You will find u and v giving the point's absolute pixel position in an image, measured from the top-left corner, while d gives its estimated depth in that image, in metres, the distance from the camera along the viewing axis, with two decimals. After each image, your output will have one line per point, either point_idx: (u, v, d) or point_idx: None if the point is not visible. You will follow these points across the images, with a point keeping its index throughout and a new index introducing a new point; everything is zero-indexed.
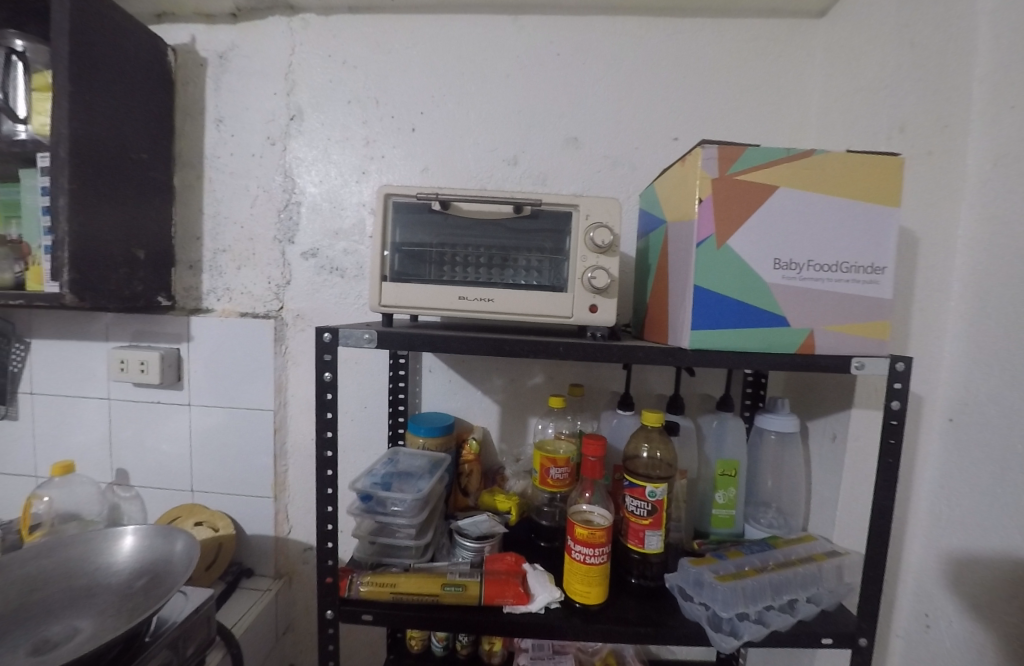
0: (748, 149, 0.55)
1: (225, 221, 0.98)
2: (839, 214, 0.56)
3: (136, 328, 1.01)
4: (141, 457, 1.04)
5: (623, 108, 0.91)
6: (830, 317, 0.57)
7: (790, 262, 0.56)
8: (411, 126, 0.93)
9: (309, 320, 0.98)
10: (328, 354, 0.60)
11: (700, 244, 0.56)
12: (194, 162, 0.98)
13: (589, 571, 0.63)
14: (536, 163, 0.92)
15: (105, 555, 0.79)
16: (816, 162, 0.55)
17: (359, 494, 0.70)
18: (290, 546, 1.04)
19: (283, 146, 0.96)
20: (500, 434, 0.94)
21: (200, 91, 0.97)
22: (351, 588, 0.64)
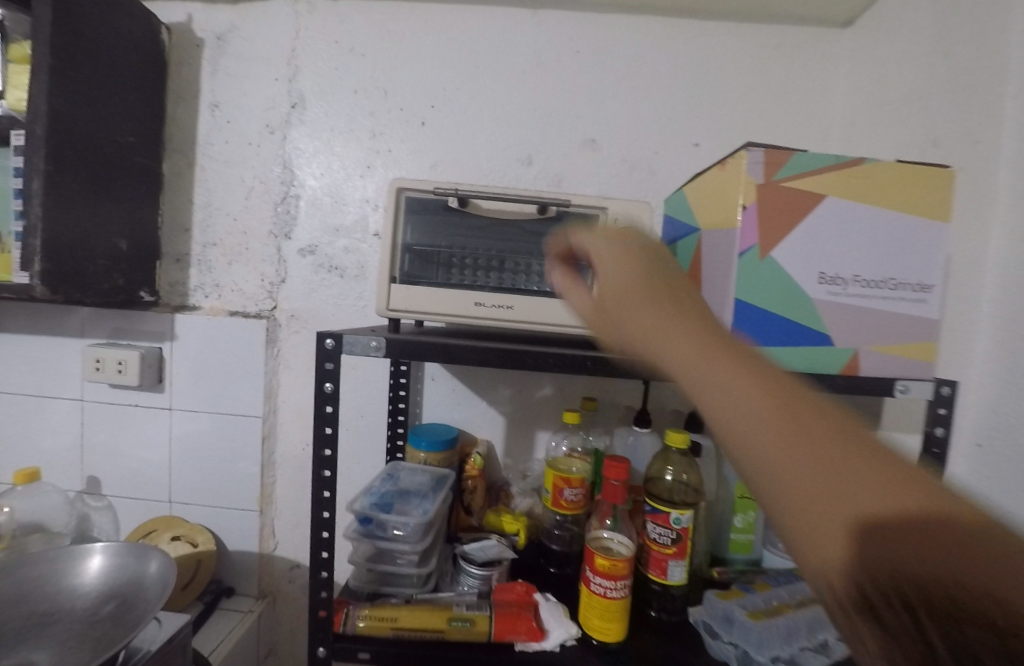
0: (796, 154, 0.50)
1: (216, 212, 0.92)
2: (888, 227, 0.52)
3: (115, 325, 0.93)
4: (116, 464, 0.96)
5: (645, 109, 0.87)
6: (876, 336, 0.53)
7: (835, 276, 0.52)
8: (421, 120, 0.87)
9: (305, 321, 0.92)
10: (330, 362, 0.54)
11: (742, 254, 0.51)
12: (186, 148, 0.91)
13: (608, 606, 0.58)
14: (552, 164, 0.87)
15: (69, 576, 0.72)
16: (868, 170, 0.51)
17: (357, 516, 0.64)
18: (274, 563, 0.97)
19: (282, 135, 0.89)
20: (505, 448, 0.89)
21: (195, 74, 0.90)
22: (346, 622, 0.58)
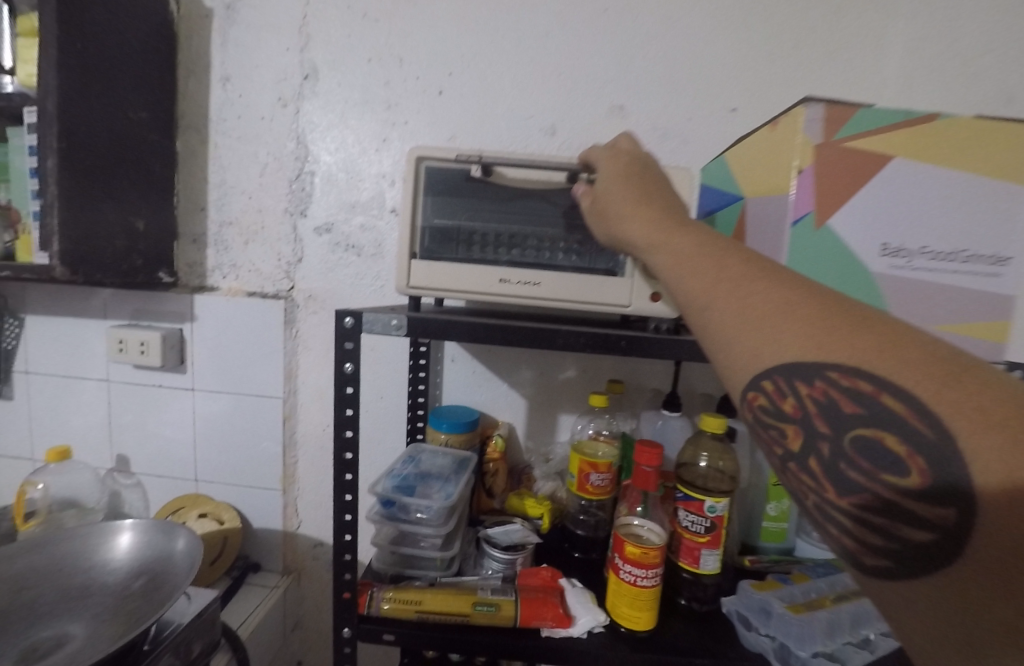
0: (860, 110, 0.46)
1: (231, 191, 0.90)
2: (960, 193, 0.47)
3: (136, 306, 0.93)
4: (143, 443, 0.98)
5: (677, 71, 0.80)
6: (942, 315, 0.48)
7: (899, 248, 0.47)
8: (438, 89, 0.83)
9: (323, 301, 0.90)
10: (349, 341, 0.52)
11: (795, 223, 0.47)
12: (199, 125, 0.89)
13: (639, 594, 0.56)
14: (576, 134, 0.82)
15: (100, 552, 0.73)
16: (940, 129, 0.46)
17: (380, 499, 0.63)
18: (298, 541, 0.98)
19: (295, 108, 0.86)
20: (527, 431, 0.87)
21: (205, 46, 0.87)
22: (371, 605, 0.57)
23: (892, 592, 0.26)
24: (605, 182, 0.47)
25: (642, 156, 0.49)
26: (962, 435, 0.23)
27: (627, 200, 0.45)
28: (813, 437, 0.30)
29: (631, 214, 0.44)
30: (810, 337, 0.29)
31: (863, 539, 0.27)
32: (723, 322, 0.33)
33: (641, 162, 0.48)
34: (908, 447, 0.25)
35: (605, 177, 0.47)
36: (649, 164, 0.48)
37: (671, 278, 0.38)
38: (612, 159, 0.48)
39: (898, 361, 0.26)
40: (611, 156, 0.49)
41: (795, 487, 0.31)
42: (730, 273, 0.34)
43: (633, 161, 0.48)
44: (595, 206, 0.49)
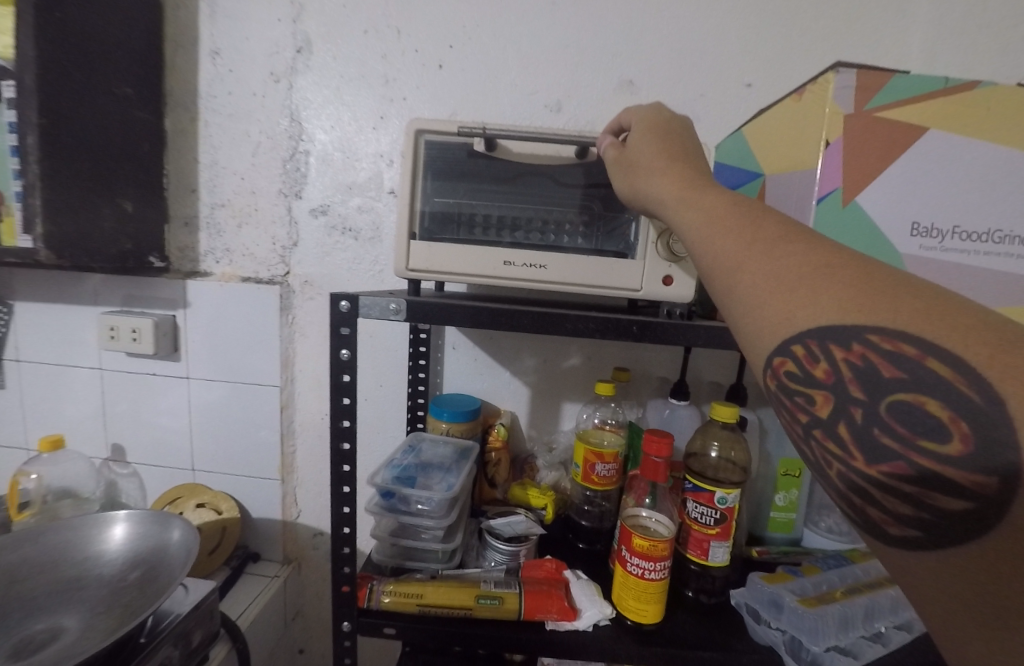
0: (896, 76, 0.43)
1: (223, 172, 0.86)
2: (1001, 167, 0.43)
3: (128, 292, 0.90)
4: (138, 433, 0.96)
5: (690, 43, 0.76)
6: (973, 299, 0.46)
7: (930, 227, 0.44)
8: (438, 63, 0.79)
9: (320, 286, 0.88)
10: (346, 327, 0.49)
11: (821, 200, 0.44)
12: (188, 102, 0.85)
13: (646, 587, 0.54)
14: (583, 111, 0.79)
15: (93, 543, 0.72)
16: (981, 98, 0.43)
17: (380, 490, 0.61)
18: (298, 531, 0.97)
19: (288, 84, 0.82)
20: (530, 419, 0.85)
21: (192, 17, 0.83)
22: (371, 598, 0.56)
23: (923, 571, 0.23)
24: (640, 141, 0.45)
25: (680, 120, 0.46)
26: (1020, 401, 0.20)
27: (659, 158, 0.42)
28: (844, 403, 0.26)
29: (662, 172, 0.41)
30: (852, 298, 0.26)
31: (890, 512, 0.24)
32: (753, 279, 0.30)
33: (680, 126, 0.45)
34: (952, 412, 0.22)
35: (640, 136, 0.45)
36: (687, 129, 0.46)
37: (697, 236, 0.35)
38: (650, 121, 0.46)
39: (948, 324, 0.23)
40: (650, 118, 0.46)
41: (816, 459, 0.27)
42: (766, 232, 0.31)
43: (671, 124, 0.45)
44: (621, 165, 0.46)
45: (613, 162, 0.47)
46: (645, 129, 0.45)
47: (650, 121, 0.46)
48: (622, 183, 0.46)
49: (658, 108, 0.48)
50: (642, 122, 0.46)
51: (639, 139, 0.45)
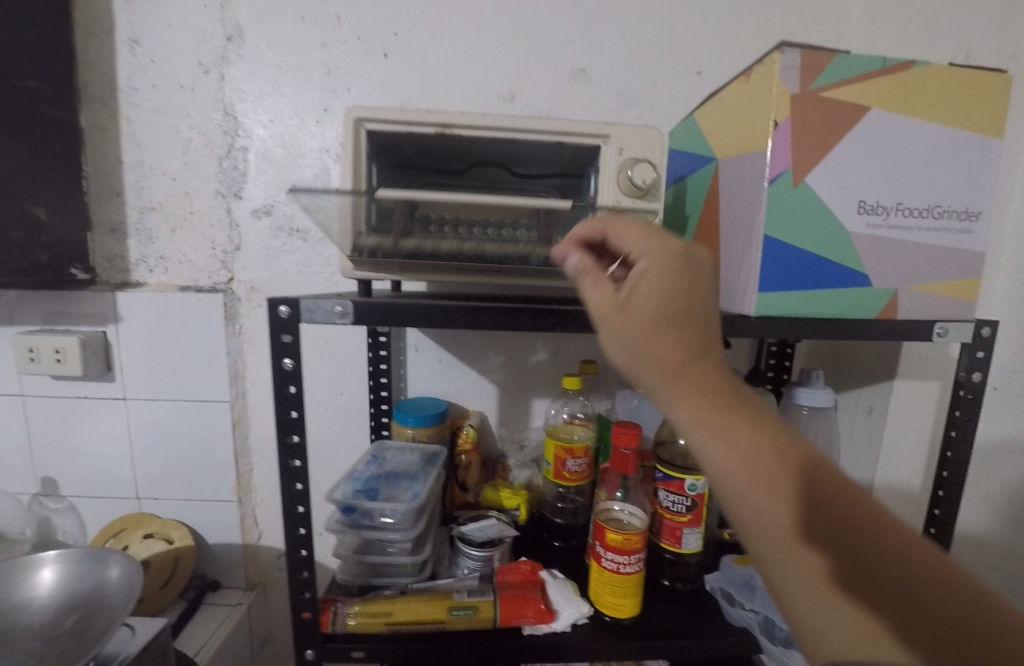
0: (837, 56, 0.43)
1: (151, 172, 0.79)
2: (936, 144, 0.45)
3: (48, 308, 0.82)
4: (71, 462, 0.87)
5: (640, 29, 0.75)
6: (917, 274, 0.47)
7: (876, 205, 0.45)
8: (382, 51, 0.75)
9: (267, 292, 0.82)
10: (287, 334, 0.45)
11: (773, 181, 0.44)
12: (106, 96, 0.77)
13: (622, 582, 0.53)
14: (536, 99, 0.77)
15: (18, 590, 0.64)
16: (916, 77, 0.44)
17: (339, 506, 0.57)
18: (260, 553, 0.91)
19: (219, 75, 0.76)
20: (499, 418, 0.83)
21: (105, 2, 0.75)
22: (335, 622, 0.52)
23: None
24: (646, 312, 0.33)
25: (698, 267, 0.34)
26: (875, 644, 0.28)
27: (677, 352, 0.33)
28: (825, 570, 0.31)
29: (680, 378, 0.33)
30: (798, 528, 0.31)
31: None
32: (819, 560, 0.29)
33: (698, 282, 0.34)
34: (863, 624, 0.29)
35: (648, 304, 0.33)
36: (690, 263, 0.34)
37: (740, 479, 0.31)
38: (659, 276, 0.34)
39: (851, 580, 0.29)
40: (657, 267, 0.34)
41: None
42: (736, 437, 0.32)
43: (690, 282, 0.34)
44: (624, 337, 0.34)
45: (602, 317, 0.35)
46: (655, 294, 0.33)
47: (659, 277, 0.33)
48: (621, 358, 0.35)
49: (663, 244, 0.35)
50: (646, 274, 0.34)
51: (647, 310, 0.33)
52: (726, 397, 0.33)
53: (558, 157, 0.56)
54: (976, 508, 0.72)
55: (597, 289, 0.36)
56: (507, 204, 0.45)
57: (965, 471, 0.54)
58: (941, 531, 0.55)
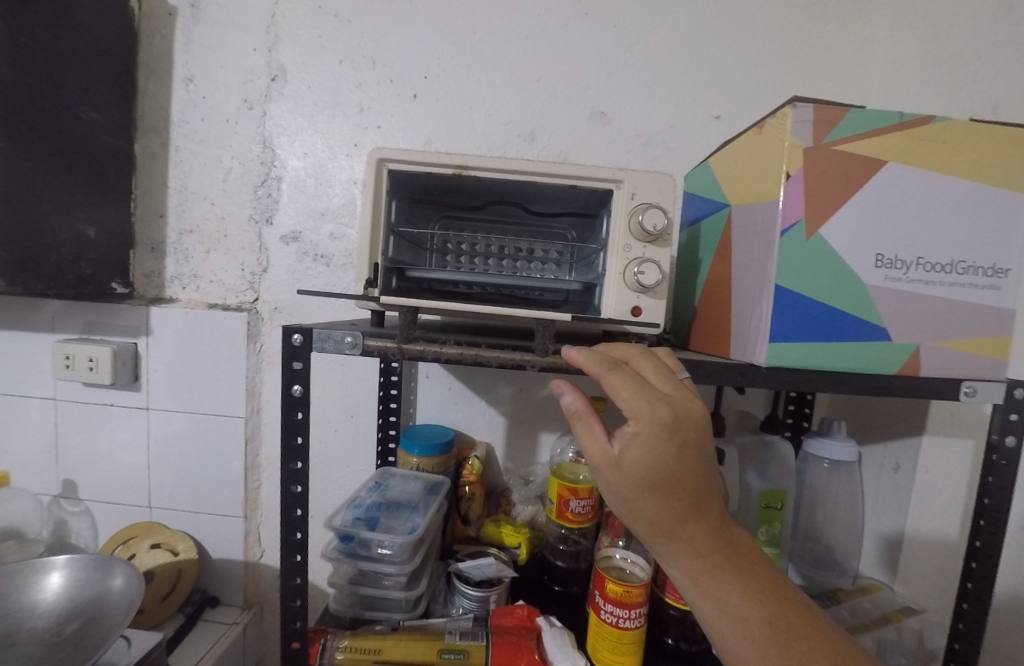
0: (852, 110, 0.43)
1: (193, 197, 0.84)
2: (959, 199, 0.44)
3: (88, 318, 0.87)
4: (92, 467, 0.90)
5: (662, 77, 0.77)
6: (940, 330, 0.45)
7: (894, 259, 0.44)
8: (412, 92, 0.79)
9: (288, 314, 0.85)
10: (298, 361, 0.47)
11: (785, 231, 0.43)
12: (159, 127, 0.84)
13: (622, 638, 0.51)
14: (556, 140, 0.79)
15: (27, 593, 0.66)
16: (935, 133, 0.43)
17: (338, 534, 0.57)
18: (261, 572, 0.91)
19: (262, 111, 0.82)
20: (506, 451, 0.82)
21: (167, 45, 0.82)
22: (323, 655, 0.51)
23: None
24: (637, 478, 0.35)
25: (689, 431, 0.35)
26: None
27: (664, 515, 0.35)
28: None
29: (670, 533, 0.35)
30: None
31: None
32: None
33: (688, 449, 0.34)
34: None
35: (640, 471, 0.34)
36: (685, 425, 0.35)
37: (724, 630, 0.34)
38: (647, 447, 0.34)
39: None
40: (646, 438, 0.34)
41: None
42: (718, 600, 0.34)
43: (680, 451, 0.34)
44: (618, 492, 0.36)
45: (597, 467, 0.37)
46: (643, 464, 0.34)
47: (648, 448, 0.34)
48: (615, 504, 0.37)
49: (654, 410, 0.34)
50: (635, 441, 0.34)
51: (636, 476, 0.35)
52: (714, 550, 0.35)
53: (573, 198, 0.57)
54: (1017, 584, 0.66)
55: (590, 440, 0.37)
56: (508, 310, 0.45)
57: (999, 542, 0.49)
58: (974, 607, 0.50)
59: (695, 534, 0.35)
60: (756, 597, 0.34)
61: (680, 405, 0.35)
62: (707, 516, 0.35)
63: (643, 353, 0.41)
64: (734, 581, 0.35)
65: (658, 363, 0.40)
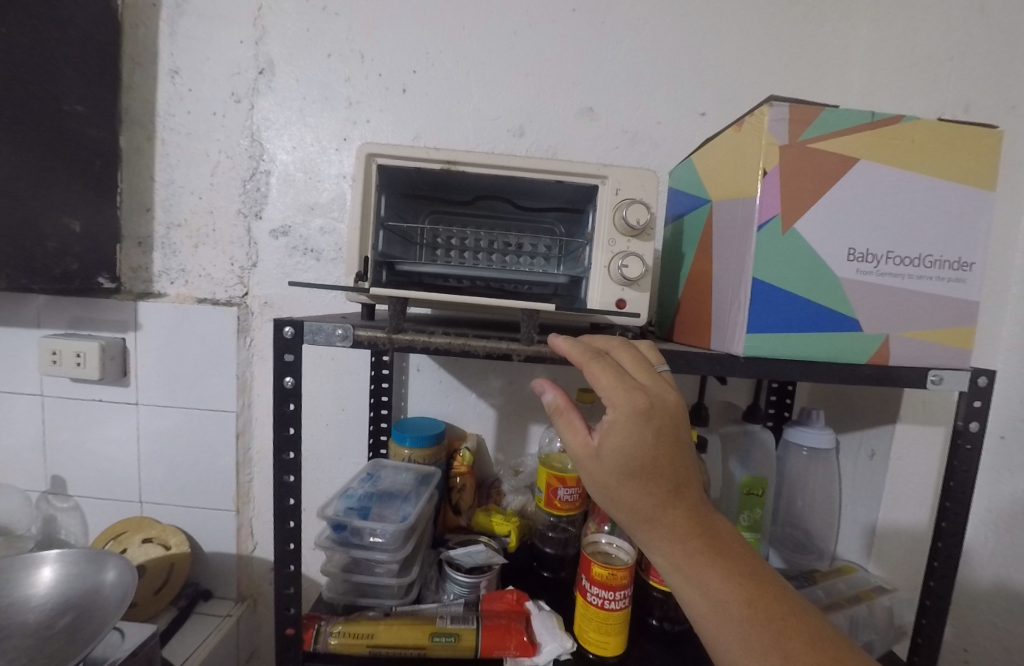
0: (825, 110, 0.44)
1: (181, 191, 0.84)
2: (927, 196, 0.46)
3: (74, 313, 0.86)
4: (81, 463, 0.90)
5: (648, 74, 0.78)
6: (909, 321, 0.47)
7: (865, 253, 0.46)
8: (401, 87, 0.80)
9: (278, 308, 0.85)
10: (290, 353, 0.47)
11: (762, 226, 0.45)
12: (144, 119, 0.83)
13: (607, 618, 0.53)
14: (545, 135, 0.80)
15: (19, 587, 0.66)
16: (905, 132, 0.45)
17: (330, 523, 0.58)
18: (253, 565, 0.92)
19: (250, 104, 0.81)
20: (496, 442, 0.84)
21: (152, 37, 0.81)
22: (317, 640, 0.53)
23: None
24: (617, 466, 0.36)
25: (663, 418, 0.36)
26: None
27: (644, 501, 0.37)
28: None
29: (651, 519, 0.37)
30: None
31: None
32: None
33: (664, 435, 0.36)
34: None
35: (618, 459, 0.36)
36: (660, 412, 0.37)
37: (705, 611, 0.36)
38: (624, 434, 0.36)
39: None
40: (623, 426, 0.36)
41: None
42: (696, 580, 0.36)
43: (656, 437, 0.36)
44: (600, 482, 0.38)
45: (580, 459, 0.39)
46: (621, 451, 0.36)
47: (625, 435, 0.36)
48: (597, 494, 0.39)
49: (630, 398, 0.36)
50: (613, 429, 0.36)
51: (616, 463, 0.36)
52: (691, 533, 0.37)
53: (560, 193, 0.59)
54: (984, 564, 0.69)
55: (572, 434, 0.39)
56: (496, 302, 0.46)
57: (963, 523, 0.52)
58: (940, 584, 0.53)
59: (674, 519, 0.37)
60: (732, 576, 0.36)
61: (655, 394, 0.37)
62: (685, 500, 0.37)
63: (623, 345, 0.42)
64: (711, 562, 0.36)
65: (638, 354, 0.42)
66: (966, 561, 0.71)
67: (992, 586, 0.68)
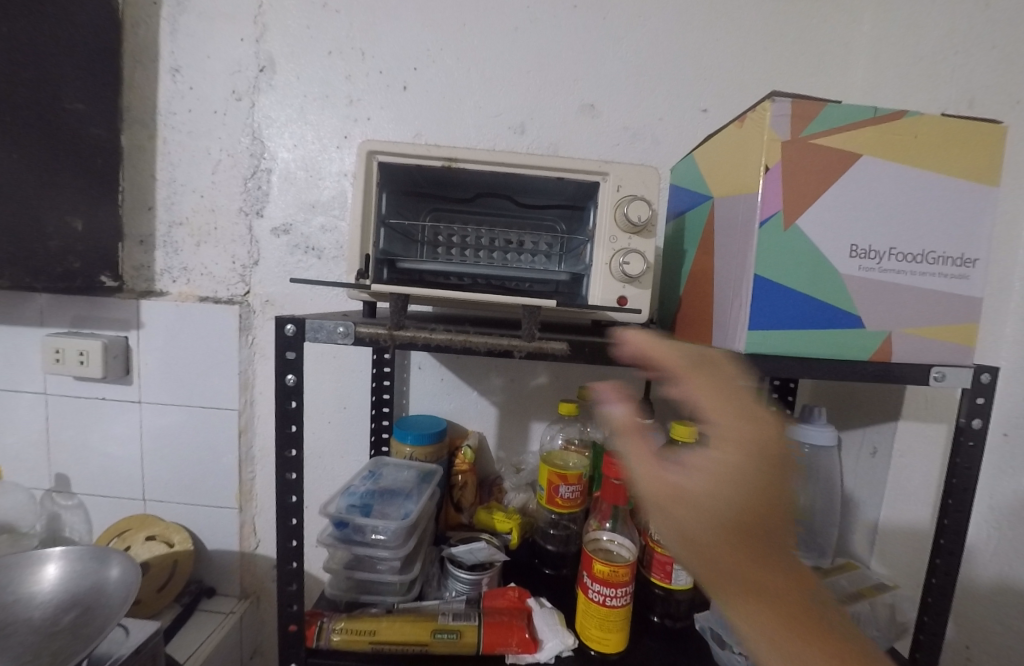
0: (828, 105, 0.44)
1: (182, 189, 0.84)
2: (930, 192, 0.45)
3: (76, 312, 0.86)
4: (85, 461, 0.90)
5: (649, 70, 0.78)
6: (911, 317, 0.47)
7: (868, 249, 0.46)
8: (402, 84, 0.80)
9: (280, 306, 0.85)
10: (292, 351, 0.47)
11: (764, 222, 0.45)
12: (145, 118, 0.83)
13: (609, 615, 0.53)
14: (547, 132, 0.80)
15: (23, 585, 0.67)
16: (908, 127, 0.45)
17: (332, 520, 0.58)
18: (256, 562, 0.92)
19: (250, 102, 0.81)
20: (498, 440, 0.84)
21: (153, 35, 0.81)
22: (320, 637, 0.53)
23: None
24: (712, 515, 0.31)
25: (775, 464, 0.31)
26: None
27: (741, 556, 0.30)
28: None
29: (751, 586, 0.31)
30: None
31: None
32: None
33: (774, 485, 0.31)
34: None
35: (715, 505, 0.31)
36: (773, 457, 0.31)
37: None
38: (723, 476, 0.31)
39: None
40: (722, 465, 0.31)
41: None
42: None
43: (762, 487, 0.30)
44: (687, 529, 0.32)
45: (661, 500, 0.33)
46: (718, 495, 0.31)
47: (726, 477, 0.31)
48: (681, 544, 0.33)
49: (738, 435, 0.32)
50: (710, 468, 0.31)
51: (710, 511, 0.31)
52: (796, 608, 0.31)
53: (561, 190, 0.58)
54: (987, 561, 0.69)
55: (652, 468, 0.33)
56: (495, 300, 0.46)
57: (965, 520, 0.52)
58: (942, 581, 0.53)
59: (775, 578, 0.31)
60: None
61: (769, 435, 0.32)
62: (789, 554, 0.31)
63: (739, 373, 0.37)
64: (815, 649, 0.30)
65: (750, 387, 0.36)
66: (969, 557, 0.71)
67: (992, 582, 0.68)
